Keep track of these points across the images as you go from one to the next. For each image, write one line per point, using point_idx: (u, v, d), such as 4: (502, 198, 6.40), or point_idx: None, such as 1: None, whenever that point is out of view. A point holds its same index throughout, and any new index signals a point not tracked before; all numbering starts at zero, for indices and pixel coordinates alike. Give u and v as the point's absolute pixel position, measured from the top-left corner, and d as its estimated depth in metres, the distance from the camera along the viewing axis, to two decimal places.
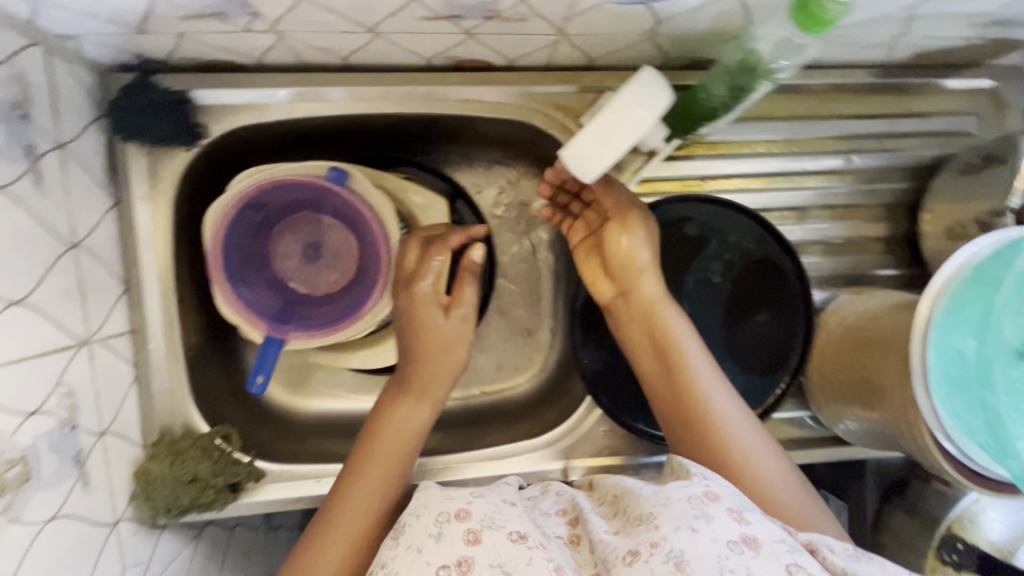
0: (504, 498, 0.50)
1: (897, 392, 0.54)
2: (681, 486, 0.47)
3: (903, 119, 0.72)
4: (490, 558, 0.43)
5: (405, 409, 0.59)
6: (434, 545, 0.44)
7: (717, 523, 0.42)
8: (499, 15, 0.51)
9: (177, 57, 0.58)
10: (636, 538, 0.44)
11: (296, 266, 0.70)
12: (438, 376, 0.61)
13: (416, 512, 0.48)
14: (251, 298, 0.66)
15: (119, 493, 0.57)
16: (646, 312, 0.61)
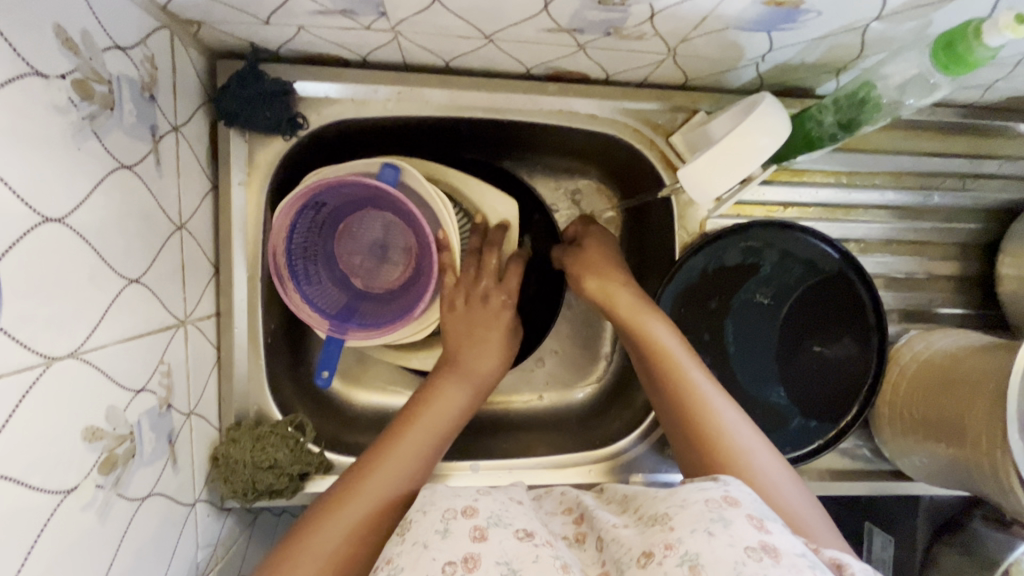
0: (511, 497, 0.50)
1: (982, 434, 0.54)
2: (699, 489, 0.45)
3: (986, 161, 0.72)
4: (497, 550, 0.42)
5: (447, 390, 0.61)
6: (440, 542, 0.42)
7: (735, 528, 0.40)
8: (618, 32, 0.52)
9: (288, 48, 0.58)
10: (650, 539, 0.42)
11: (362, 261, 0.70)
12: (480, 355, 0.64)
13: (422, 508, 0.46)
14: (317, 294, 0.67)
15: (198, 474, 0.58)
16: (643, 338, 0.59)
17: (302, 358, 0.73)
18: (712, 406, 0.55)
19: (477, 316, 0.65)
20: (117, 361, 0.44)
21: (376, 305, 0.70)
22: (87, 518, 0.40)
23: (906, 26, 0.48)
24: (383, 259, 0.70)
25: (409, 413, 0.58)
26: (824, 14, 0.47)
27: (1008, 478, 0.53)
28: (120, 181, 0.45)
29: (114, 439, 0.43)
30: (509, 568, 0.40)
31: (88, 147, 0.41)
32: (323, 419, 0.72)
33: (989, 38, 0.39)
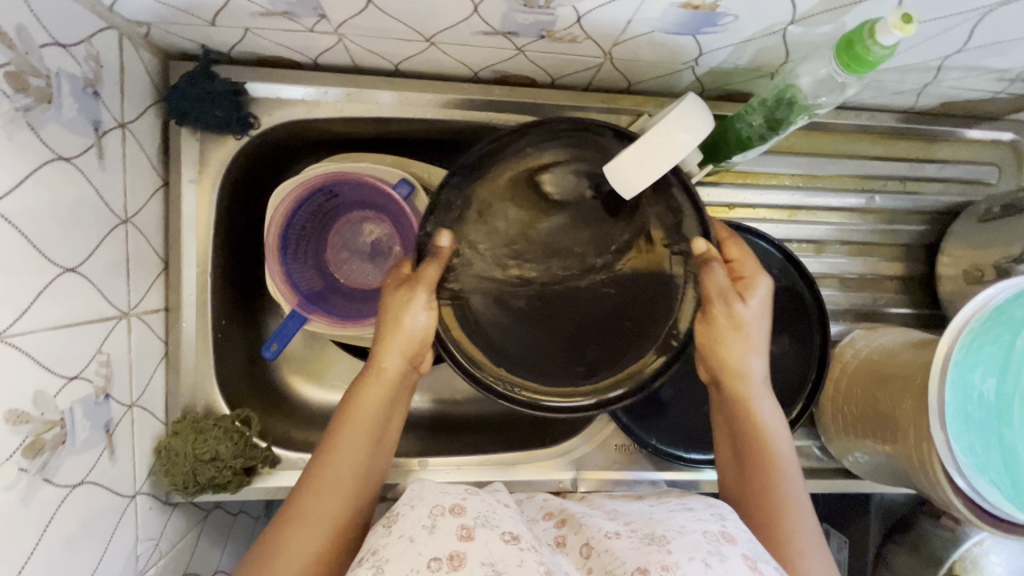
0: (498, 499, 0.52)
1: (913, 427, 0.55)
2: (697, 520, 0.47)
3: (924, 165, 0.74)
4: (483, 549, 0.43)
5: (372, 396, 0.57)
6: (426, 536, 0.44)
7: (731, 563, 0.42)
8: (551, 35, 0.54)
9: (238, 51, 0.61)
10: (646, 556, 0.43)
11: (349, 259, 0.76)
12: (393, 355, 0.57)
13: (411, 503, 0.48)
14: (295, 270, 0.71)
15: (140, 466, 0.58)
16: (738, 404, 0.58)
17: (256, 355, 0.74)
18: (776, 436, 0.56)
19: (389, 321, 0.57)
20: (48, 347, 0.45)
21: (343, 301, 0.74)
22: (9, 499, 0.41)
23: (821, 29, 0.50)
24: (367, 262, 0.76)
25: (335, 430, 0.55)
26: (740, 17, 0.49)
27: (932, 469, 0.53)
28: (56, 172, 0.46)
29: (42, 423, 0.44)
30: (494, 569, 0.41)
31: (22, 137, 0.42)
32: (275, 415, 0.73)
33: (881, 38, 0.41)
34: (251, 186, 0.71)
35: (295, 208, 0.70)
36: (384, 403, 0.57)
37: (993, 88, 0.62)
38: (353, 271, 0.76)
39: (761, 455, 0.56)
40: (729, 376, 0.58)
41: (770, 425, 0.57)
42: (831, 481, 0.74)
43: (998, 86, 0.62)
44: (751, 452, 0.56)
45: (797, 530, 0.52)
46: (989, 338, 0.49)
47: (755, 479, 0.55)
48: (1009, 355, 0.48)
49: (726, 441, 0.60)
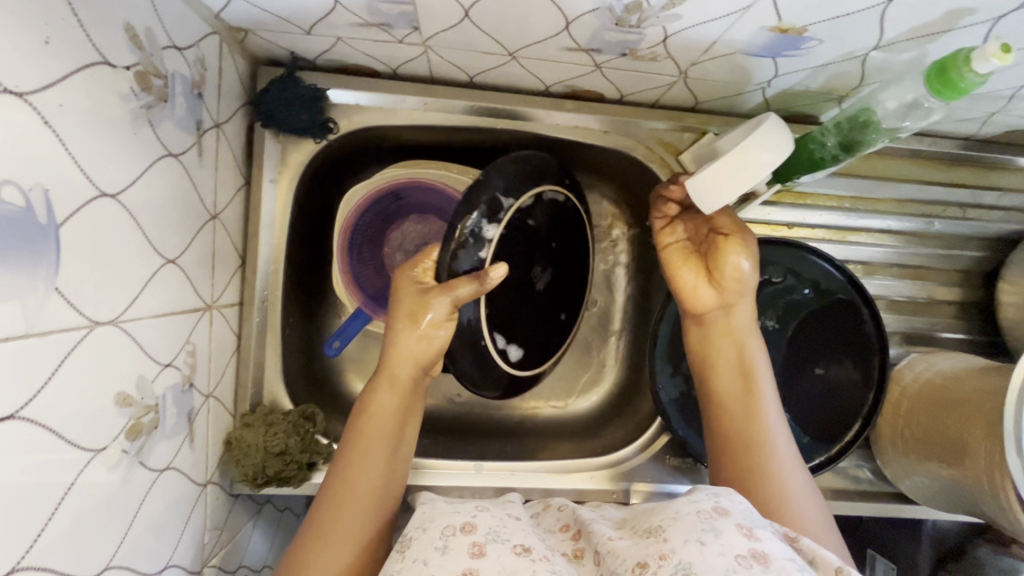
0: (510, 513, 0.52)
1: (983, 452, 0.55)
2: (691, 501, 0.47)
3: (984, 192, 0.74)
4: (496, 564, 0.43)
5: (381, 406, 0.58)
6: (439, 558, 0.44)
7: (726, 537, 0.42)
8: (634, 53, 0.56)
9: (325, 58, 0.63)
10: (645, 551, 0.44)
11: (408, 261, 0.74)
12: (403, 362, 0.59)
13: (422, 527, 0.49)
14: (360, 271, 0.72)
15: (212, 456, 0.59)
16: (738, 334, 0.62)
17: (316, 353, 0.75)
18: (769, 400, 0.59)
19: (410, 325, 0.58)
20: (147, 334, 0.46)
21: None
22: (111, 478, 0.42)
23: (903, 56, 0.51)
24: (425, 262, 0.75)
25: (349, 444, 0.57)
26: (826, 41, 0.50)
27: (1006, 497, 0.53)
28: (167, 167, 0.48)
29: (141, 408, 0.46)
30: None
31: (143, 133, 0.45)
32: (332, 413, 0.73)
33: (977, 65, 0.42)
34: (322, 190, 0.73)
35: (365, 211, 0.72)
36: (398, 406, 0.59)
37: None
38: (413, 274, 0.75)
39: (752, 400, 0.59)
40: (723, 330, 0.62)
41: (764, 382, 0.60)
42: (884, 506, 0.73)
43: None
44: (750, 391, 0.60)
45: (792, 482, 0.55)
46: None
47: (747, 423, 0.59)
48: None
49: (732, 396, 0.60)
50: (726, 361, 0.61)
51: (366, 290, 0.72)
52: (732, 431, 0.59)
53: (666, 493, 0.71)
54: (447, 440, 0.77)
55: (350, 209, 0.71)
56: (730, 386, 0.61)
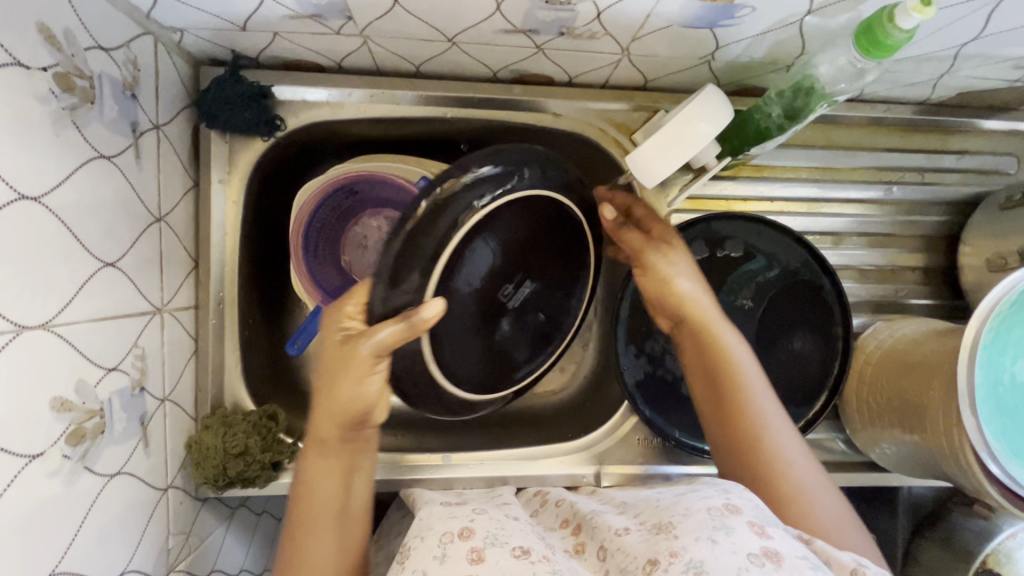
0: (507, 514, 0.55)
1: (940, 415, 0.55)
2: (701, 498, 0.48)
3: (942, 156, 0.74)
4: (495, 568, 0.44)
5: (320, 468, 0.54)
6: (438, 566, 0.46)
7: (738, 535, 0.42)
8: (571, 31, 0.55)
9: (267, 56, 0.63)
10: (656, 547, 0.44)
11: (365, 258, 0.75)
12: (330, 423, 0.54)
13: (420, 536, 0.51)
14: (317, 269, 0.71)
15: (172, 460, 0.59)
16: (706, 337, 0.60)
17: (280, 353, 0.75)
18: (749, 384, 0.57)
19: (332, 390, 0.53)
20: (87, 338, 0.46)
21: None
22: (52, 484, 0.42)
23: (839, 19, 0.51)
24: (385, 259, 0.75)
25: (295, 511, 0.54)
26: (758, 9, 0.50)
27: (965, 459, 0.52)
28: (98, 169, 0.48)
29: (83, 413, 0.45)
30: None
31: (67, 135, 0.44)
32: (299, 412, 0.73)
33: (901, 20, 0.42)
34: (276, 188, 0.72)
35: (321, 207, 0.71)
36: (338, 469, 0.55)
37: (1008, 76, 0.63)
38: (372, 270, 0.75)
39: (739, 391, 0.57)
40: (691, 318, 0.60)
41: (741, 365, 0.58)
42: (855, 474, 0.73)
43: (1014, 74, 0.62)
44: (729, 390, 0.57)
45: (780, 453, 0.54)
46: None
47: (727, 409, 0.57)
48: None
49: (702, 389, 0.60)
50: (693, 366, 0.61)
51: (324, 288, 0.71)
52: (720, 420, 0.58)
53: (638, 475, 0.71)
54: (417, 435, 0.77)
55: (304, 205, 0.69)
56: (724, 405, 0.57)
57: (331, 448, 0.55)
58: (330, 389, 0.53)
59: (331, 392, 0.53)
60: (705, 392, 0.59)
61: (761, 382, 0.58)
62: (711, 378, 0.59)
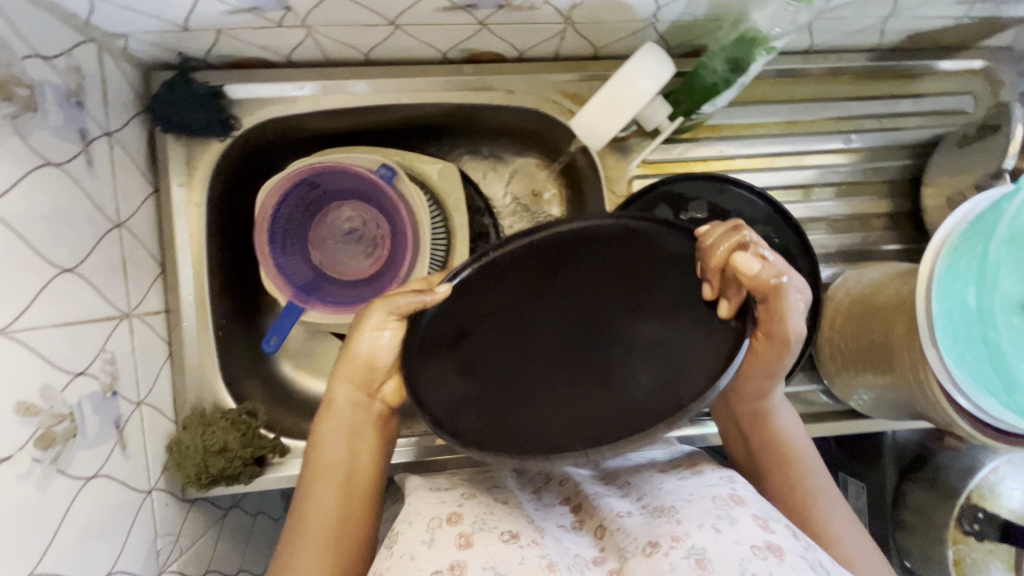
0: (496, 497, 0.55)
1: (906, 352, 0.55)
2: (708, 487, 0.50)
3: (899, 101, 0.75)
4: (483, 554, 0.45)
5: (331, 435, 0.55)
6: (425, 552, 0.47)
7: (741, 526, 0.45)
8: (509, 4, 0.56)
9: (215, 55, 0.63)
10: (656, 530, 0.47)
11: (334, 248, 0.76)
12: (342, 388, 0.56)
13: (407, 520, 0.51)
14: (286, 264, 0.72)
15: (153, 462, 0.59)
16: (759, 410, 0.58)
17: (257, 351, 0.75)
18: (790, 442, 0.57)
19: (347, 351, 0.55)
20: (50, 343, 0.47)
21: (334, 287, 0.75)
22: (24, 487, 0.42)
23: None
24: (354, 248, 0.76)
25: (304, 474, 0.54)
26: None
27: (935, 395, 0.53)
28: (48, 176, 0.48)
29: (51, 416, 0.46)
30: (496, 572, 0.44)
31: (10, 143, 0.44)
32: (280, 409, 0.74)
33: None
34: (239, 188, 0.73)
35: (284, 202, 0.71)
36: (347, 434, 0.55)
37: (952, 13, 0.63)
38: (341, 259, 0.76)
39: (789, 472, 0.56)
40: (742, 383, 0.57)
41: (783, 425, 0.58)
42: (835, 424, 0.73)
43: (957, 10, 0.62)
44: (772, 459, 0.57)
45: (825, 521, 0.53)
46: (964, 249, 0.47)
47: (773, 470, 0.57)
48: (982, 261, 0.45)
49: (742, 453, 0.60)
50: (740, 432, 0.60)
51: (295, 282, 0.71)
52: (768, 483, 0.57)
53: None
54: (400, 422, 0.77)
55: (267, 202, 0.69)
56: (768, 466, 0.57)
57: (337, 409, 0.56)
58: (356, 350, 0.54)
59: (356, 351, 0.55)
60: (740, 447, 0.61)
61: (822, 471, 0.56)
62: (749, 441, 0.59)
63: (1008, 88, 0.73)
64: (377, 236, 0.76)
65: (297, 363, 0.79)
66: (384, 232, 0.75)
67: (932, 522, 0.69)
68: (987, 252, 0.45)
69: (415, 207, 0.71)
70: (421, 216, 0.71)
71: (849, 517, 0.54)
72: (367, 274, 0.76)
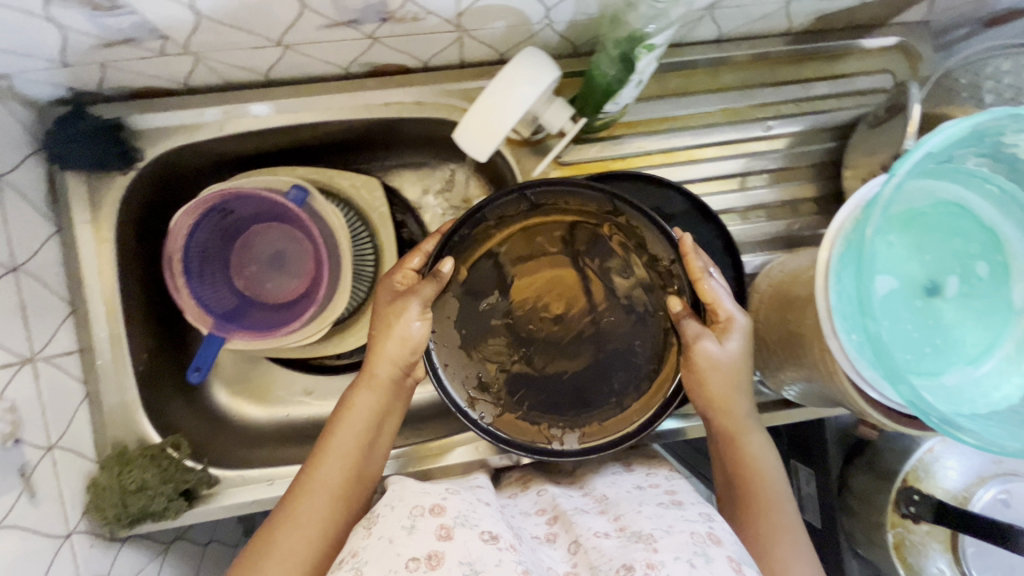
0: (478, 497, 0.55)
1: (817, 343, 0.54)
2: (688, 521, 0.52)
3: (815, 84, 0.74)
4: (461, 548, 0.46)
5: (361, 400, 0.59)
6: (406, 537, 0.47)
7: (715, 564, 0.47)
8: (392, 16, 0.55)
9: (109, 88, 0.62)
10: (632, 554, 0.49)
11: (258, 274, 0.76)
12: (385, 363, 0.59)
13: (390, 504, 0.51)
14: (205, 293, 0.70)
15: (72, 505, 0.59)
16: (731, 437, 0.60)
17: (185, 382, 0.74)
18: (767, 474, 0.60)
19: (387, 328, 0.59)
20: None
21: (259, 313, 0.74)
22: None
23: None
24: (278, 273, 0.76)
25: (329, 426, 0.59)
26: None
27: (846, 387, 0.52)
28: None
29: None
30: (471, 568, 0.44)
31: None
32: (212, 438, 0.73)
33: None
34: (153, 219, 0.72)
35: (197, 230, 0.70)
36: (375, 409, 0.60)
37: None
38: (266, 284, 0.76)
39: (755, 494, 0.59)
40: (717, 408, 0.59)
41: (758, 453, 0.60)
42: (773, 415, 0.72)
43: None
44: (741, 483, 0.60)
45: (787, 553, 0.56)
46: (851, 233, 0.47)
47: (743, 492, 0.60)
48: (861, 244, 0.44)
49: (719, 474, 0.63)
50: (721, 461, 0.61)
51: (215, 311, 0.70)
52: (736, 502, 0.60)
53: None
54: None
55: (179, 232, 0.67)
56: (739, 491, 0.60)
57: (377, 382, 0.60)
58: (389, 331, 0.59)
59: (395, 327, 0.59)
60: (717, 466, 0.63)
61: (784, 486, 0.60)
62: (725, 465, 0.61)
63: (925, 61, 0.73)
64: (300, 258, 0.75)
65: (233, 391, 0.78)
66: (307, 253, 0.75)
67: (872, 506, 0.69)
68: (864, 235, 0.44)
69: (333, 226, 0.71)
70: (339, 235, 0.71)
71: (807, 549, 0.57)
72: (292, 297, 0.75)
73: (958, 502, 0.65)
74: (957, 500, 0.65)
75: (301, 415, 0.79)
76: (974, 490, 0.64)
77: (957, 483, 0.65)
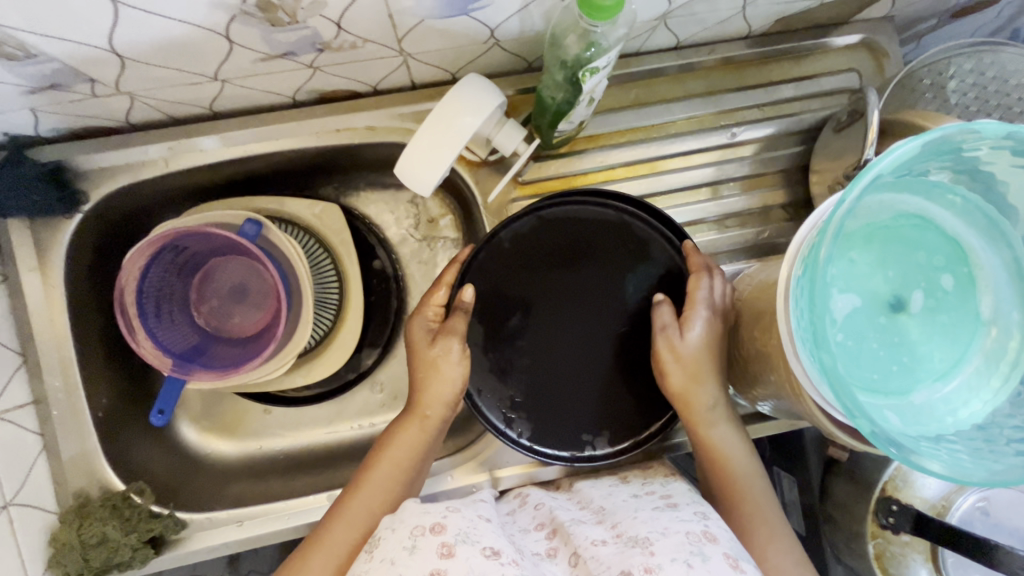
0: (481, 513, 0.53)
1: (783, 365, 0.53)
2: (682, 522, 0.51)
3: (780, 86, 0.72)
4: (463, 564, 0.44)
5: (404, 434, 0.60)
6: (408, 557, 0.45)
7: (712, 563, 0.45)
8: (328, 46, 0.53)
9: (46, 130, 0.60)
10: (629, 560, 0.47)
11: (218, 309, 0.74)
12: (435, 400, 0.60)
13: (392, 526, 0.50)
14: (162, 333, 0.69)
15: (31, 561, 0.58)
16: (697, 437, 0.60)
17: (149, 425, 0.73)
18: (739, 472, 0.59)
19: (433, 367, 0.60)
20: None
21: (220, 350, 0.72)
22: None
23: None
24: (238, 306, 0.74)
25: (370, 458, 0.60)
26: None
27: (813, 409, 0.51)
28: None
29: None
30: None
31: None
32: (180, 479, 0.72)
33: None
34: (106, 260, 0.70)
35: (151, 269, 0.68)
36: (416, 444, 0.60)
37: None
38: (227, 319, 0.74)
39: (729, 492, 0.59)
40: (685, 403, 0.59)
41: (730, 451, 0.60)
42: (749, 429, 0.71)
43: None
44: (716, 483, 0.59)
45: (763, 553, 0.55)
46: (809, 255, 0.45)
47: (720, 491, 0.59)
48: (814, 269, 0.43)
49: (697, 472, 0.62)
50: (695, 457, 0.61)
51: (174, 351, 0.68)
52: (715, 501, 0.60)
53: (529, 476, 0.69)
54: (307, 476, 0.75)
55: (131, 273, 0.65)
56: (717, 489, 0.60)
57: (426, 421, 0.60)
58: (434, 360, 0.60)
59: (439, 361, 0.60)
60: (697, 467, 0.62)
61: (760, 480, 0.59)
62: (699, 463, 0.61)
63: (891, 57, 0.71)
64: (261, 290, 0.74)
65: (202, 428, 0.77)
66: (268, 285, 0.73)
67: (852, 517, 0.67)
68: (818, 258, 0.43)
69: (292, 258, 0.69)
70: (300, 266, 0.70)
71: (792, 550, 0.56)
72: (254, 331, 0.74)
73: (935, 512, 0.64)
74: (935, 510, 0.64)
75: (272, 449, 0.78)
76: (952, 498, 0.63)
77: (935, 493, 0.64)
